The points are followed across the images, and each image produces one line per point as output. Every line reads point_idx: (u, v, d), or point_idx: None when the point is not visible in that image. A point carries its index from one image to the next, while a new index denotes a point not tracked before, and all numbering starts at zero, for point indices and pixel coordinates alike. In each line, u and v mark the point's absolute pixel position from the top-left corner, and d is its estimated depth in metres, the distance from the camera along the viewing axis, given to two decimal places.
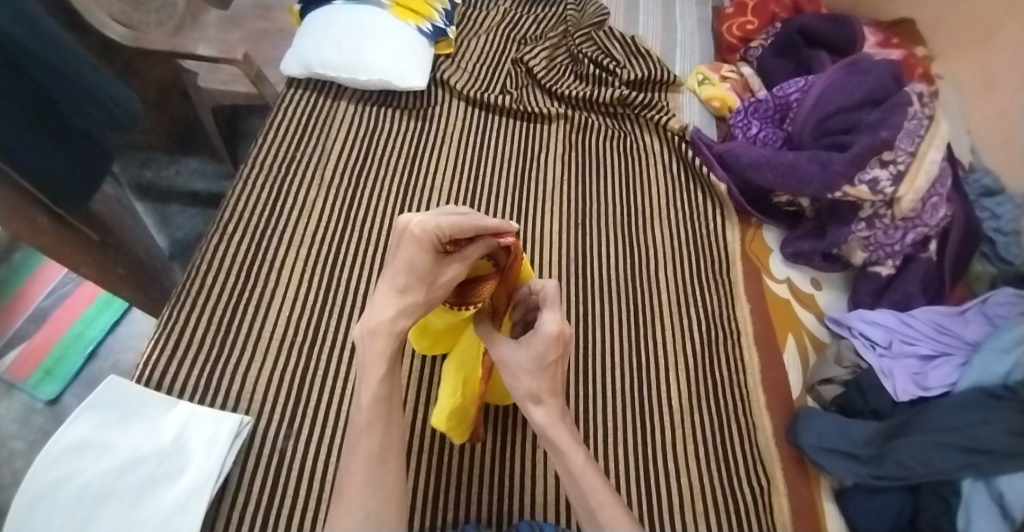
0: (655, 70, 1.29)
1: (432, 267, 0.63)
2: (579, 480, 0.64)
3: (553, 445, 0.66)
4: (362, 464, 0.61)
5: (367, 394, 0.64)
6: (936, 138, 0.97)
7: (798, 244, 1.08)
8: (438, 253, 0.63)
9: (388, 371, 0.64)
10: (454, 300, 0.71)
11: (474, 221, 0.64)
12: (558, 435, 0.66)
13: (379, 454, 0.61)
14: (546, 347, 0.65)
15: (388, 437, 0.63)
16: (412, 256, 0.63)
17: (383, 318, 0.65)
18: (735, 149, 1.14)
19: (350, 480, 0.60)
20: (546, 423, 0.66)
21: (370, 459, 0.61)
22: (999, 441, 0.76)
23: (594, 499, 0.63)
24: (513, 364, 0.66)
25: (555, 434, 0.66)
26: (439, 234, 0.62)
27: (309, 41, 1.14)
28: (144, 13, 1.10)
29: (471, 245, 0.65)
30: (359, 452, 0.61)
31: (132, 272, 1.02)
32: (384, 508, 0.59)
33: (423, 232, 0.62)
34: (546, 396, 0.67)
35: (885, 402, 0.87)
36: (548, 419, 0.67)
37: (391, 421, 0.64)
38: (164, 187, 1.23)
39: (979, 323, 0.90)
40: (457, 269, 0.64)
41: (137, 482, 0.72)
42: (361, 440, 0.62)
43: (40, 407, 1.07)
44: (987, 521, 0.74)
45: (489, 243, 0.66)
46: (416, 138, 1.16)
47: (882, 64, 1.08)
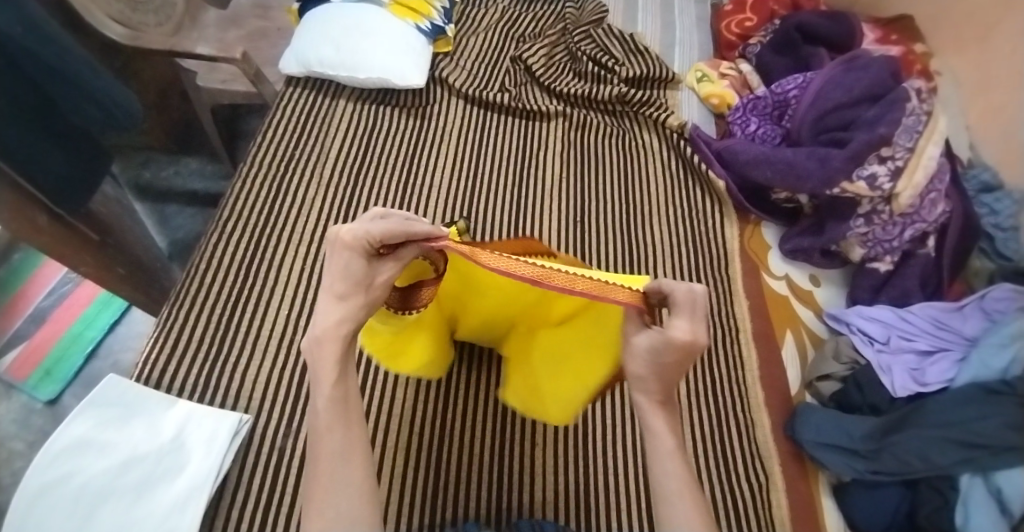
0: (654, 68, 1.29)
1: (367, 271, 0.61)
2: (665, 469, 0.57)
3: (649, 434, 0.59)
4: (330, 466, 0.56)
5: (321, 397, 0.58)
6: (934, 133, 0.99)
7: (796, 241, 1.09)
8: (369, 256, 0.62)
9: (337, 375, 0.59)
10: (396, 304, 0.69)
11: (404, 227, 0.62)
12: (655, 419, 0.59)
13: (338, 456, 0.57)
14: (672, 350, 0.55)
15: (348, 439, 0.58)
16: (350, 262, 0.60)
17: (327, 323, 0.59)
18: (733, 146, 1.14)
19: (314, 481, 0.55)
20: (646, 407, 0.59)
21: (334, 458, 0.56)
22: (996, 435, 0.77)
23: (676, 496, 0.55)
24: (634, 348, 0.58)
25: (651, 420, 0.59)
26: (369, 240, 0.61)
27: (308, 40, 1.14)
28: (143, 13, 1.10)
29: (402, 247, 0.64)
30: (324, 453, 0.56)
31: (131, 272, 1.02)
32: (358, 509, 0.55)
33: (353, 238, 0.60)
34: (653, 380, 0.58)
35: (884, 398, 0.88)
36: (645, 404, 0.59)
37: (349, 418, 0.59)
38: (163, 187, 1.25)
39: (977, 319, 0.91)
40: (392, 271, 0.63)
41: (136, 482, 0.73)
42: (328, 440, 0.57)
43: (40, 407, 1.08)
44: (985, 515, 0.75)
45: (421, 246, 0.64)
46: (415, 136, 1.16)
47: (881, 61, 1.08)
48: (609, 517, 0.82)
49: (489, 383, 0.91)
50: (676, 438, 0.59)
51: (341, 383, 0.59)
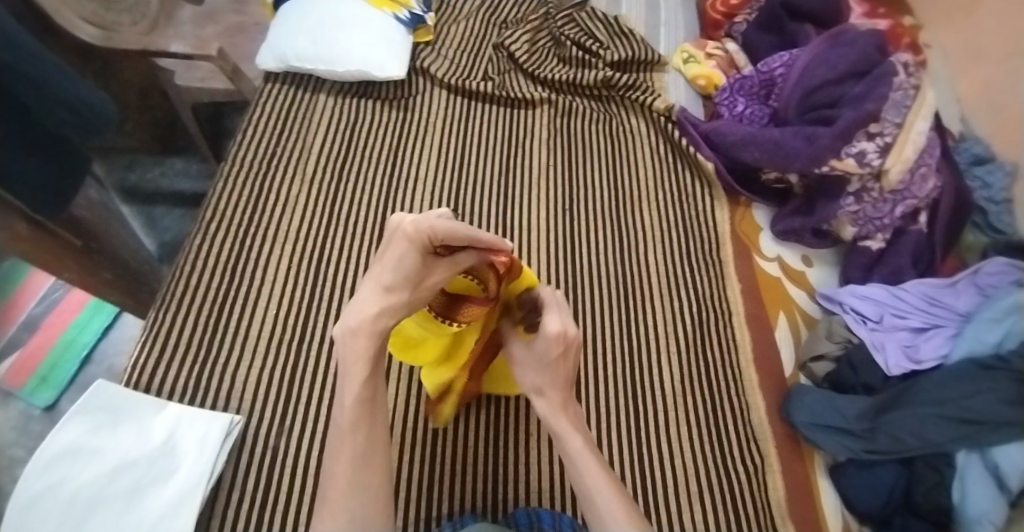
0: (640, 50, 1.27)
1: (420, 268, 0.61)
2: (579, 455, 0.67)
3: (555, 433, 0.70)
4: (348, 474, 0.60)
5: (347, 408, 0.63)
6: (922, 107, 0.97)
7: (787, 222, 1.07)
8: (427, 254, 0.61)
9: (369, 375, 0.63)
10: (440, 312, 0.68)
11: (470, 231, 0.61)
12: (560, 422, 0.70)
13: (359, 465, 0.61)
14: (551, 345, 0.68)
15: (373, 437, 0.63)
16: (408, 257, 0.60)
17: (364, 317, 0.63)
18: (721, 128, 1.12)
19: (334, 482, 0.60)
20: (548, 413, 0.70)
21: (353, 462, 0.61)
22: (991, 411, 0.76)
23: (588, 474, 0.65)
24: (523, 365, 0.71)
25: (555, 424, 0.70)
26: (432, 236, 0.60)
27: (284, 34, 1.12)
28: (117, 12, 1.08)
29: (460, 251, 0.64)
30: (342, 463, 0.61)
31: (118, 277, 1.01)
32: (372, 509, 0.60)
33: (416, 231, 0.59)
34: (550, 388, 0.70)
35: (877, 377, 0.87)
36: (549, 412, 0.70)
37: (375, 417, 0.64)
38: (149, 189, 1.24)
39: (970, 294, 0.90)
40: (444, 274, 0.63)
41: (128, 486, 0.72)
42: (346, 451, 0.61)
43: (38, 414, 1.08)
44: (983, 491, 0.74)
45: (480, 255, 0.64)
46: (399, 128, 1.15)
47: (867, 35, 1.06)
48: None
49: None
50: (581, 435, 0.69)
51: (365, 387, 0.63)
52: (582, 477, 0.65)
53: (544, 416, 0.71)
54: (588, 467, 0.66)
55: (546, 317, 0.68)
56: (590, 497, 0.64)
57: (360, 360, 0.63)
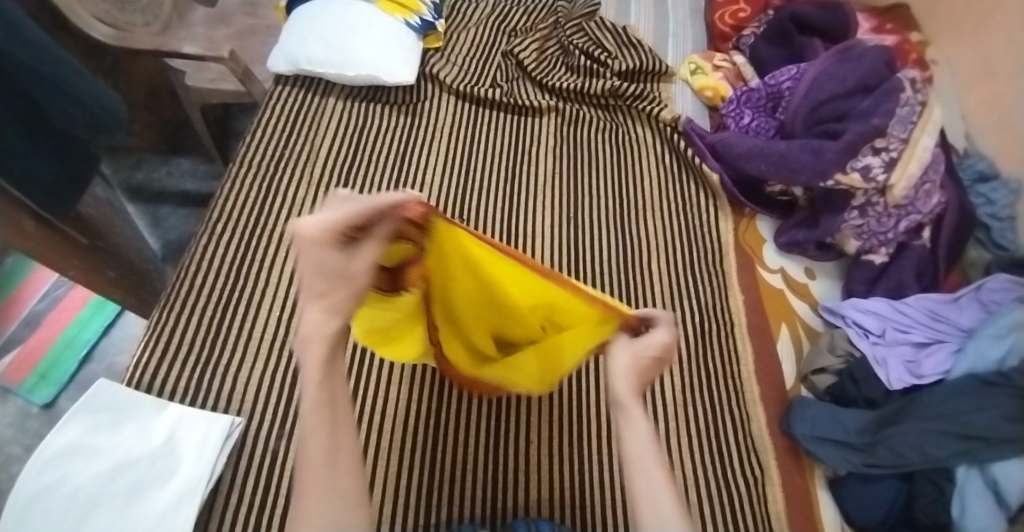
0: (648, 60, 1.28)
1: (344, 264, 0.51)
2: (643, 458, 0.53)
3: (626, 419, 0.56)
4: (316, 485, 0.49)
5: (312, 415, 0.52)
6: (928, 123, 0.99)
7: (791, 234, 1.08)
8: (343, 246, 0.51)
9: (325, 374, 0.53)
10: (385, 288, 0.64)
11: (373, 199, 0.52)
12: (631, 401, 0.56)
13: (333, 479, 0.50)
14: (654, 349, 0.58)
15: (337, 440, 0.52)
16: (335, 260, 0.50)
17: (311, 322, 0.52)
18: (727, 139, 1.13)
19: (304, 493, 0.49)
20: (626, 396, 0.57)
21: (322, 473, 0.50)
22: (993, 427, 0.76)
23: (652, 476, 0.52)
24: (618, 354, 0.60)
25: (630, 409, 0.56)
26: (337, 228, 0.50)
27: (296, 37, 1.13)
28: (130, 13, 1.09)
29: (375, 225, 0.53)
30: (313, 474, 0.50)
31: (123, 275, 1.01)
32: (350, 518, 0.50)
33: (317, 233, 0.49)
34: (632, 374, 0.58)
35: (879, 391, 0.87)
36: (626, 396, 0.57)
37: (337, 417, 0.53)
38: (156, 188, 1.24)
39: (973, 310, 0.91)
40: (371, 254, 0.53)
41: (128, 486, 0.72)
42: (316, 462, 0.50)
43: (36, 411, 1.08)
44: (982, 508, 0.74)
45: (395, 216, 0.54)
46: (407, 133, 1.16)
47: (875, 51, 1.07)
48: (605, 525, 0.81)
49: None
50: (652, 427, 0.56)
51: (334, 387, 0.54)
52: (644, 484, 0.52)
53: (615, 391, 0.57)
54: (654, 471, 0.52)
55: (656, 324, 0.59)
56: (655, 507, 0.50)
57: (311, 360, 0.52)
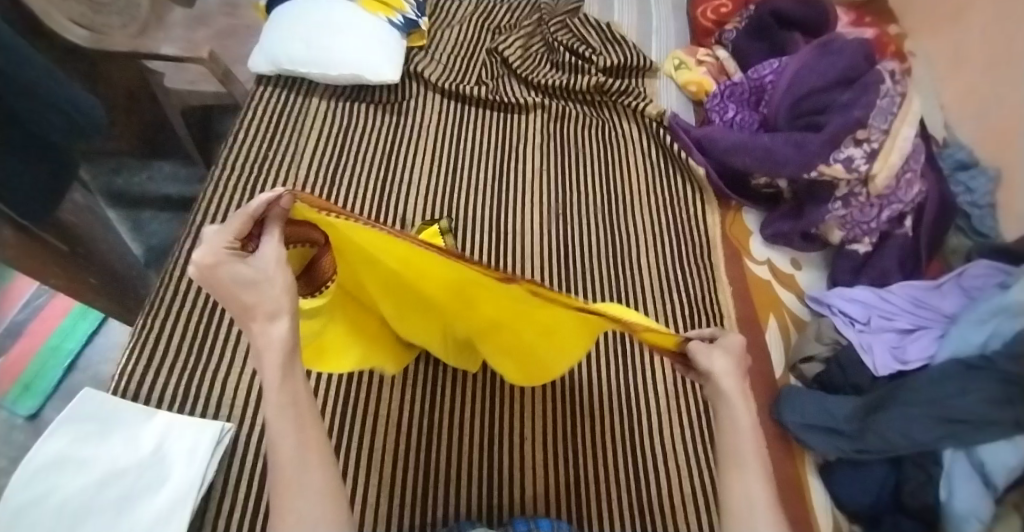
0: (632, 56, 1.28)
1: (253, 271, 0.51)
2: (740, 449, 0.53)
3: (733, 427, 0.54)
4: (293, 492, 0.46)
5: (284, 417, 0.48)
6: (908, 115, 1.00)
7: (777, 225, 1.09)
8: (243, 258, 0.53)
9: (284, 371, 0.50)
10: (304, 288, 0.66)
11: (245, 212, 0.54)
12: (733, 385, 0.56)
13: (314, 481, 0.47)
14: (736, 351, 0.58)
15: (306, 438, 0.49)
16: (240, 268, 0.51)
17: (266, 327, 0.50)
18: (712, 134, 1.14)
19: (283, 500, 0.45)
20: (731, 390, 0.55)
21: (298, 479, 0.46)
22: (977, 411, 0.76)
23: (756, 488, 0.51)
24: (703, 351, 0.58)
25: (739, 416, 0.54)
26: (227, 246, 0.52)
27: (277, 37, 1.12)
28: (105, 14, 1.07)
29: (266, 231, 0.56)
30: (291, 479, 0.46)
31: (105, 282, 0.99)
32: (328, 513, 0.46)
33: (207, 260, 0.51)
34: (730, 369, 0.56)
35: (866, 377, 0.89)
36: (735, 402, 0.55)
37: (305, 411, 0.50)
38: (137, 193, 1.22)
39: (955, 296, 0.93)
40: (271, 251, 0.54)
41: (118, 495, 0.70)
42: (292, 468, 0.47)
43: (21, 422, 1.06)
44: (970, 489, 0.76)
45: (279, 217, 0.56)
46: (392, 132, 1.15)
47: (855, 43, 1.08)
48: (603, 521, 0.80)
49: (476, 378, 0.90)
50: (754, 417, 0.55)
51: (299, 385, 0.50)
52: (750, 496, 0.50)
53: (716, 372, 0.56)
54: (756, 483, 0.51)
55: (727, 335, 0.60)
56: (752, 501, 0.50)
57: (271, 352, 0.50)
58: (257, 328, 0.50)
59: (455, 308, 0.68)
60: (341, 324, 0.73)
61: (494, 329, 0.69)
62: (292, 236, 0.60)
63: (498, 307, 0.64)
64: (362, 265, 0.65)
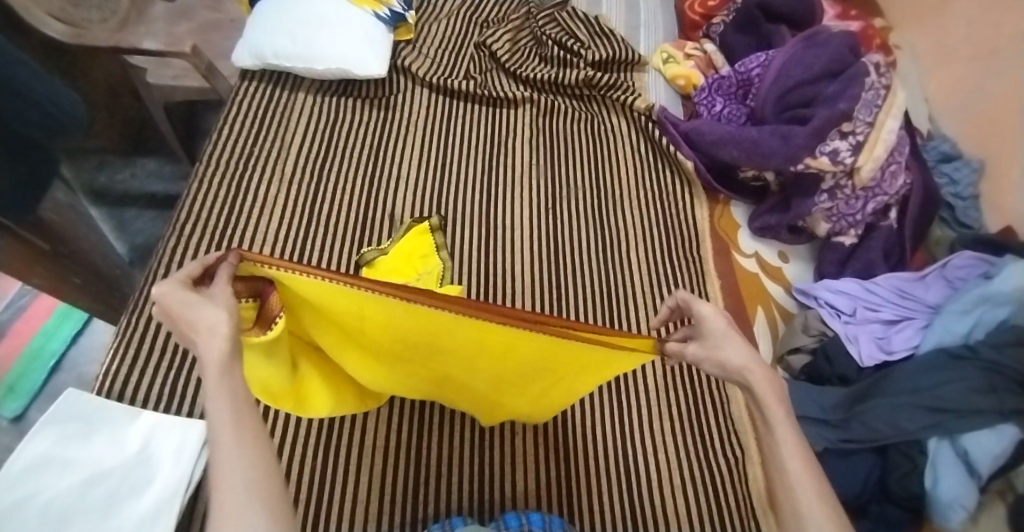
0: (620, 50, 1.28)
1: (196, 300, 0.47)
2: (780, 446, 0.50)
3: (769, 437, 0.51)
4: (233, 501, 0.40)
5: (226, 414, 0.43)
6: (892, 107, 1.01)
7: (764, 218, 1.10)
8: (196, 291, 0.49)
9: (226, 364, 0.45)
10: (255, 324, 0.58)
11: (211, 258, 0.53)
12: (758, 377, 0.53)
13: (253, 497, 0.40)
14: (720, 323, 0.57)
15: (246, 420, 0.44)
16: (188, 292, 0.47)
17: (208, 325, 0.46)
18: (700, 127, 1.14)
19: (224, 510, 0.39)
20: (759, 384, 0.53)
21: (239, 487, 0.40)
22: (960, 399, 0.78)
23: (805, 498, 0.47)
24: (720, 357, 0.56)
25: (775, 424, 0.51)
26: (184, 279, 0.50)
27: (261, 31, 1.10)
28: (85, 8, 1.05)
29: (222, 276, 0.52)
30: (232, 489, 0.40)
31: (90, 281, 0.98)
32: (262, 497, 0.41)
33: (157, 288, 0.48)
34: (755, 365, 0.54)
35: (852, 368, 0.90)
36: (773, 410, 0.51)
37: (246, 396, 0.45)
38: (121, 191, 1.18)
39: (939, 287, 0.94)
40: (221, 290, 0.49)
41: (103, 497, 0.69)
42: (234, 475, 0.40)
43: (4, 424, 1.04)
44: (954, 478, 0.76)
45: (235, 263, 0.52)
46: (380, 127, 1.14)
47: (840, 36, 1.09)
48: (593, 517, 0.80)
49: None
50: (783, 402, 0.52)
51: (241, 387, 0.45)
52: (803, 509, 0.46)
53: (732, 363, 0.55)
54: (807, 492, 0.47)
55: (705, 315, 0.58)
56: (796, 502, 0.47)
57: (212, 356, 0.45)
58: (200, 343, 0.46)
59: (428, 360, 0.66)
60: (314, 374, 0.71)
61: (475, 370, 0.66)
62: (244, 290, 0.56)
63: (467, 345, 0.61)
64: (312, 312, 0.61)
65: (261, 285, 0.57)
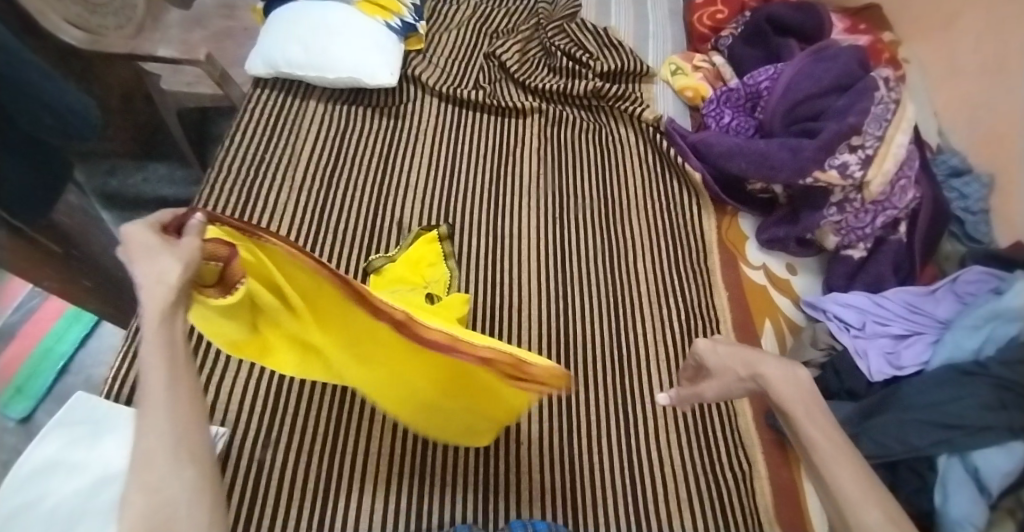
0: (628, 61, 1.29)
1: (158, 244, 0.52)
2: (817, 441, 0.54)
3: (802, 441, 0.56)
4: (159, 457, 0.44)
5: (157, 376, 0.46)
6: (902, 121, 1.01)
7: (773, 230, 1.10)
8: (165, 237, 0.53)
9: (162, 321, 0.48)
10: (217, 289, 0.62)
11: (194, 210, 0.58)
12: (779, 383, 0.59)
13: (180, 455, 0.45)
14: (725, 349, 0.63)
15: (177, 377, 0.47)
16: (154, 238, 0.52)
17: (152, 274, 0.50)
18: (708, 139, 1.14)
19: (149, 464, 0.43)
20: (785, 393, 0.58)
21: (164, 443, 0.44)
22: (971, 416, 0.77)
23: (841, 486, 0.51)
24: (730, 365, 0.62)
25: (802, 425, 0.56)
26: (162, 223, 0.54)
27: (274, 40, 1.11)
28: (103, 16, 1.07)
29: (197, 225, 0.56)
30: (158, 447, 0.44)
31: (100, 284, 0.99)
32: (182, 454, 0.45)
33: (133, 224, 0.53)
34: (766, 365, 0.60)
35: (861, 383, 0.89)
36: (800, 414, 0.56)
37: (177, 355, 0.48)
38: (132, 194, 1.20)
39: (949, 301, 0.93)
40: (190, 241, 0.54)
41: (108, 499, 0.69)
42: (158, 433, 0.45)
43: (11, 426, 1.04)
44: (964, 496, 0.74)
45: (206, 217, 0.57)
46: (389, 135, 1.15)
47: (849, 50, 1.09)
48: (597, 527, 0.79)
49: None
50: (807, 400, 0.58)
51: (178, 342, 0.49)
52: (847, 498, 0.50)
53: (762, 371, 0.60)
54: (845, 477, 0.51)
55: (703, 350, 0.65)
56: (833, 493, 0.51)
57: (149, 316, 0.48)
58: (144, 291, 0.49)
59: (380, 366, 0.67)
60: (275, 335, 0.70)
61: (422, 388, 0.67)
62: (218, 251, 0.62)
63: (427, 365, 0.64)
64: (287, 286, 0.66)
65: (229, 251, 0.63)
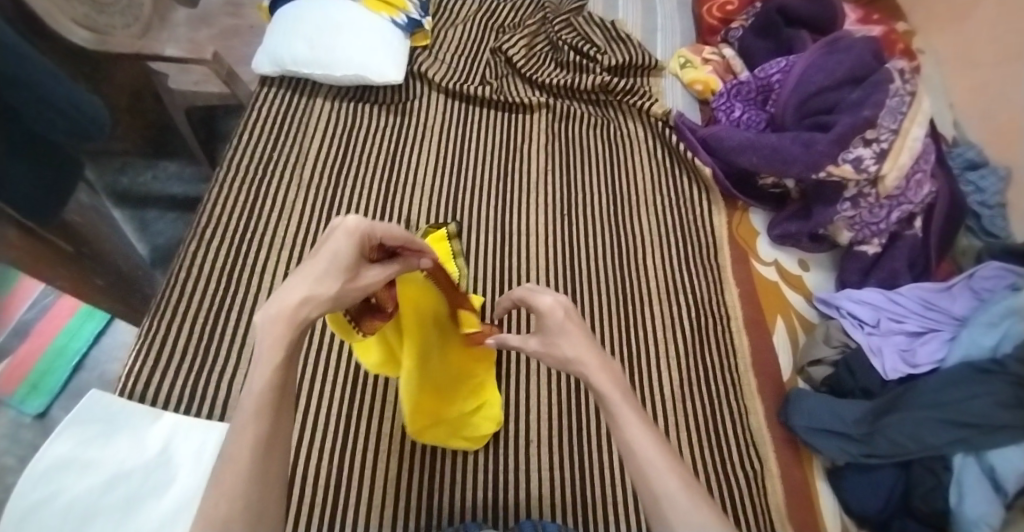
0: (636, 55, 1.28)
1: (354, 265, 0.56)
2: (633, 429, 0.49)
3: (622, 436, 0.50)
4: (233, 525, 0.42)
5: (252, 431, 0.45)
6: (917, 114, 0.99)
7: (785, 225, 1.08)
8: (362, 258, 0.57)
9: (280, 366, 0.48)
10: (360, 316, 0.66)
11: (406, 237, 0.63)
12: (603, 378, 0.52)
13: (252, 522, 0.43)
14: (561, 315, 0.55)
15: (277, 431, 0.47)
16: (346, 250, 0.55)
17: (318, 294, 0.52)
18: (718, 133, 1.12)
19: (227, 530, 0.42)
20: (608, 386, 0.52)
21: (246, 511, 0.43)
22: (988, 414, 0.76)
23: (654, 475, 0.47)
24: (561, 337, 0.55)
25: (622, 418, 0.50)
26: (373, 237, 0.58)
27: (280, 38, 1.11)
28: (110, 16, 1.07)
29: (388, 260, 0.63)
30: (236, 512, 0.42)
31: (111, 283, 0.99)
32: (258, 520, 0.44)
33: (357, 226, 0.56)
34: (590, 357, 0.53)
35: (876, 381, 0.87)
36: (623, 414, 0.50)
37: (281, 406, 0.48)
38: (143, 192, 1.22)
39: (966, 299, 0.91)
40: (377, 273, 0.60)
41: (123, 496, 0.70)
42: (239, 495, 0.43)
43: (29, 421, 1.06)
44: (979, 495, 0.74)
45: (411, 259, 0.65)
46: (397, 132, 1.15)
47: (863, 41, 1.07)
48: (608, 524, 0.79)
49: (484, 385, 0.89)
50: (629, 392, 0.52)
51: (284, 393, 0.48)
52: (660, 487, 0.46)
53: (579, 360, 0.53)
54: (665, 470, 0.47)
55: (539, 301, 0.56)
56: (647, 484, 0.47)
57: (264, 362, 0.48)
58: (293, 304, 0.51)
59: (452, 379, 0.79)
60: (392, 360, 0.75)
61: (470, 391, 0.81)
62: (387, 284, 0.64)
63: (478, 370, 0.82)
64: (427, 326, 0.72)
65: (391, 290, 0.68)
